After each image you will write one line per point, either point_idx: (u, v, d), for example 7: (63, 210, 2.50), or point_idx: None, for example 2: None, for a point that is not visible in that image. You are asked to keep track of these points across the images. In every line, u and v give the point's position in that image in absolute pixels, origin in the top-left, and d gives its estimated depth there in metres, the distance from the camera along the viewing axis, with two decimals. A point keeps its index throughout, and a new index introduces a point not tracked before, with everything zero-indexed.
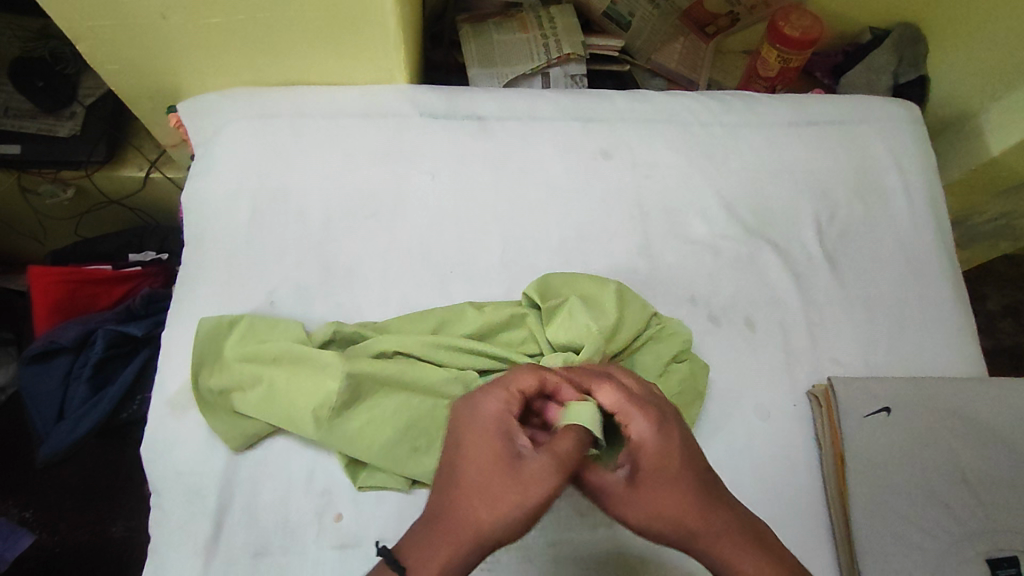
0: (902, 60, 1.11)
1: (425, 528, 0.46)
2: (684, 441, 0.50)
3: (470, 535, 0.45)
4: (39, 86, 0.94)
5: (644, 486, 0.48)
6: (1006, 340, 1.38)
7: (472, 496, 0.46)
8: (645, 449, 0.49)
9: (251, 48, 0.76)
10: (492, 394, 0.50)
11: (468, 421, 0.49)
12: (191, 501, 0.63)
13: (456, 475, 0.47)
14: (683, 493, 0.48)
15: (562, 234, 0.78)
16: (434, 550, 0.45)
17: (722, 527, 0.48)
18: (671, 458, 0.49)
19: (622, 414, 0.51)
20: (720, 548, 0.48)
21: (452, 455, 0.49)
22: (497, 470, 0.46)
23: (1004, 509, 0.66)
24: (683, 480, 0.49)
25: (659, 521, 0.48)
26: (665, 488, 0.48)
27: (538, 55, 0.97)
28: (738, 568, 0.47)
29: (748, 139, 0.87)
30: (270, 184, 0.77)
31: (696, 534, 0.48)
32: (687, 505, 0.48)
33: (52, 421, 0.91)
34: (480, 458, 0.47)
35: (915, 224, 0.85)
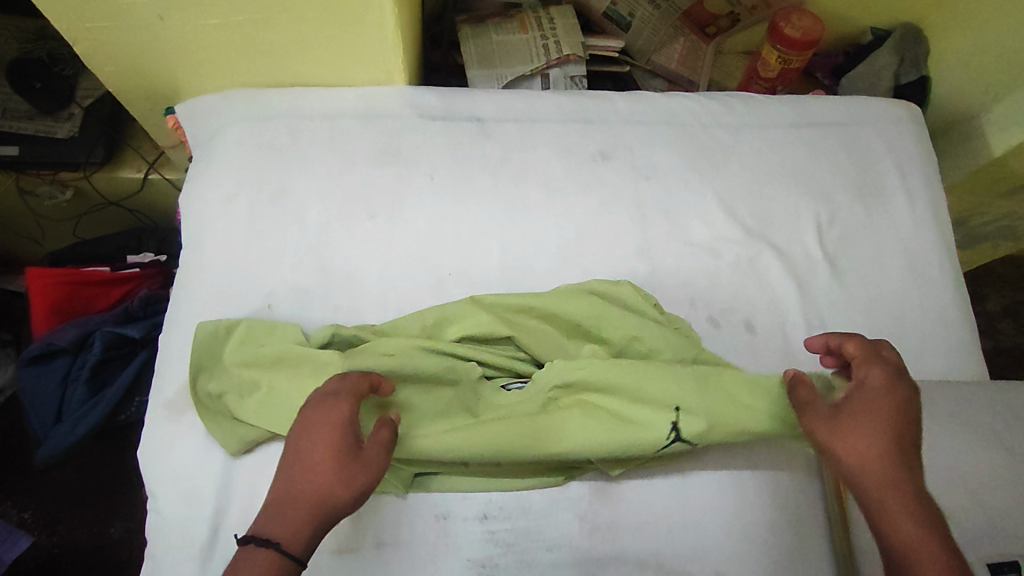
0: (903, 60, 1.09)
1: (276, 510, 0.50)
2: (917, 402, 0.57)
3: (324, 512, 0.50)
4: (37, 88, 0.93)
5: (851, 418, 0.55)
6: (1006, 341, 1.38)
7: (318, 477, 0.51)
8: (872, 390, 0.57)
9: (249, 50, 0.75)
10: (340, 398, 0.55)
11: (317, 417, 0.54)
12: (189, 504, 0.63)
13: (300, 459, 0.52)
14: (886, 433, 0.54)
15: (562, 236, 0.78)
16: (290, 527, 0.49)
17: (903, 476, 0.52)
18: (899, 410, 0.56)
19: (858, 364, 0.60)
20: (884, 496, 0.51)
21: (296, 447, 0.53)
22: (339, 454, 0.52)
23: (1005, 513, 0.65)
24: (897, 428, 0.54)
25: (851, 452, 0.54)
26: (865, 421, 0.54)
27: (538, 56, 0.97)
28: (896, 517, 0.51)
29: (748, 140, 0.86)
30: (268, 186, 0.76)
31: (871, 471, 0.52)
32: (876, 446, 0.53)
33: (51, 423, 0.91)
34: (325, 447, 0.52)
35: (916, 226, 0.85)
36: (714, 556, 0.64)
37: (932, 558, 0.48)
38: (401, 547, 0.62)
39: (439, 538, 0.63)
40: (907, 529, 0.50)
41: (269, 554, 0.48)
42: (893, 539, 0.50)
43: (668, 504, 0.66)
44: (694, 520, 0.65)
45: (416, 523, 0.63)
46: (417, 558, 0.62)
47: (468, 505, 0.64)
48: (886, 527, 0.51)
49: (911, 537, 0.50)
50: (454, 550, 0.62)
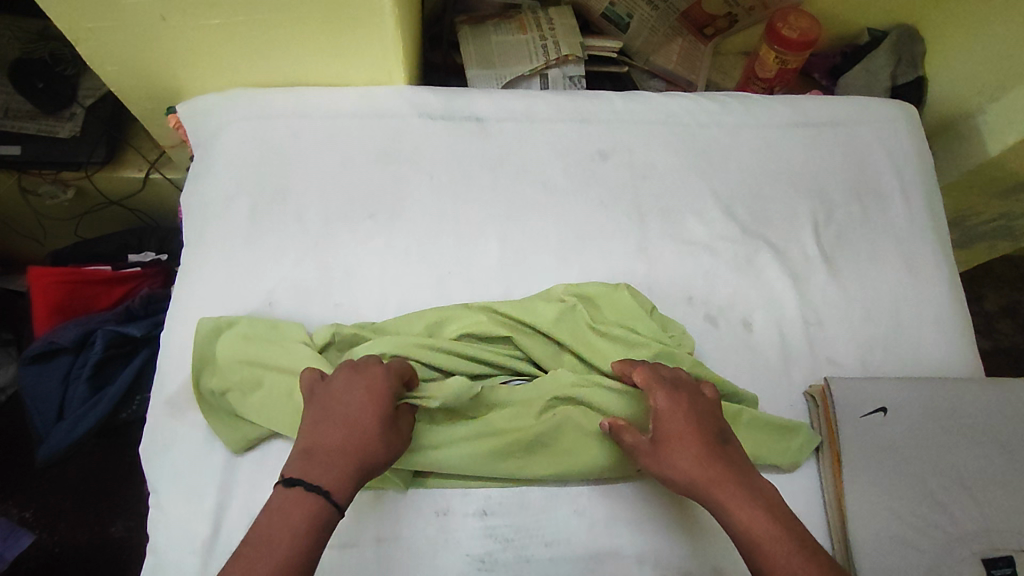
0: (900, 61, 1.11)
1: (323, 460, 0.53)
2: (701, 411, 0.59)
3: (365, 470, 0.54)
4: (39, 88, 0.95)
5: (665, 443, 0.57)
6: (1003, 340, 1.39)
7: (365, 437, 0.55)
8: (663, 415, 0.59)
9: (250, 50, 0.76)
10: (383, 364, 0.60)
11: (363, 381, 0.58)
12: (190, 501, 0.63)
13: (348, 417, 0.55)
14: (700, 447, 0.57)
15: (560, 234, 0.78)
16: (336, 478, 0.52)
17: (725, 476, 0.55)
18: (697, 422, 0.58)
19: (648, 392, 0.61)
20: (719, 499, 0.55)
21: (338, 407, 0.56)
22: (384, 419, 0.56)
23: (999, 509, 0.66)
24: (701, 441, 0.57)
25: (675, 473, 0.56)
26: (680, 441, 0.57)
27: (537, 56, 0.98)
28: (746, 525, 0.53)
29: (746, 140, 0.87)
30: (269, 185, 0.77)
31: (698, 484, 0.55)
32: (697, 465, 0.56)
33: (52, 421, 0.92)
34: (374, 410, 0.56)
35: (912, 224, 0.85)
36: (711, 552, 0.65)
37: (776, 540, 0.52)
38: (401, 543, 0.62)
39: (439, 534, 0.63)
40: (751, 522, 0.53)
41: (320, 501, 0.51)
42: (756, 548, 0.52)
43: (665, 501, 0.66)
44: (691, 517, 0.66)
45: (416, 518, 0.63)
46: (416, 553, 0.62)
47: (467, 501, 0.64)
48: (746, 536, 0.53)
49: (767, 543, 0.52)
50: (453, 546, 0.63)
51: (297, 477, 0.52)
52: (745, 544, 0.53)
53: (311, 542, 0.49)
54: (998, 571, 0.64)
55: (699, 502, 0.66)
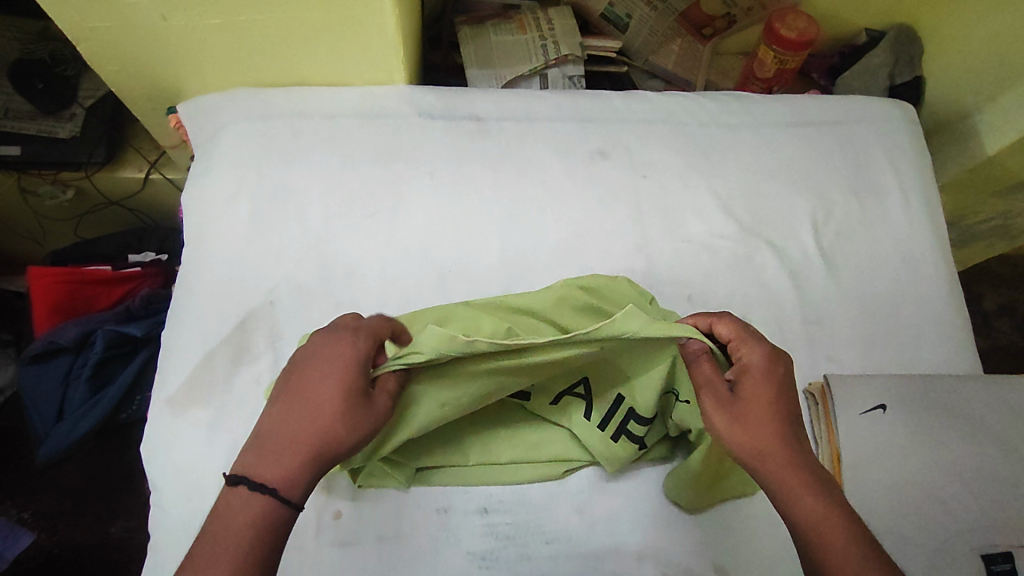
0: (898, 61, 1.12)
1: (273, 449, 0.49)
2: (786, 378, 0.56)
3: (325, 454, 0.50)
4: (39, 88, 0.95)
5: (744, 403, 0.54)
6: (1002, 339, 1.39)
7: (326, 422, 0.50)
8: (751, 373, 0.56)
9: (252, 50, 0.76)
10: (355, 335, 0.54)
11: (326, 356, 0.53)
12: (191, 499, 0.63)
13: (305, 396, 0.51)
14: (778, 417, 0.54)
15: (561, 233, 0.79)
16: (287, 467, 0.49)
17: (795, 455, 0.53)
18: (782, 392, 0.55)
19: (734, 345, 0.58)
20: (783, 478, 0.52)
21: (302, 383, 0.52)
22: (345, 401, 0.51)
23: (999, 506, 0.66)
24: (781, 413, 0.54)
25: (748, 437, 0.53)
26: (759, 406, 0.54)
27: (536, 56, 0.98)
28: (807, 506, 0.50)
29: (745, 139, 0.87)
30: (270, 184, 0.77)
31: (770, 456, 0.52)
32: (772, 434, 0.53)
33: (52, 421, 0.92)
34: (335, 388, 0.51)
35: (911, 223, 0.86)
36: (712, 550, 0.65)
37: (841, 529, 0.49)
38: (402, 541, 0.62)
39: (440, 532, 0.63)
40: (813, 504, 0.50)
41: (262, 497, 0.47)
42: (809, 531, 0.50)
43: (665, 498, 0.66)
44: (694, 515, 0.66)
45: (417, 516, 0.63)
46: (417, 550, 0.62)
47: (468, 499, 0.65)
48: (801, 518, 0.50)
49: (826, 529, 0.49)
50: (454, 544, 0.63)
51: (242, 467, 0.49)
52: (801, 526, 0.50)
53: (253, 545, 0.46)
54: (997, 567, 0.64)
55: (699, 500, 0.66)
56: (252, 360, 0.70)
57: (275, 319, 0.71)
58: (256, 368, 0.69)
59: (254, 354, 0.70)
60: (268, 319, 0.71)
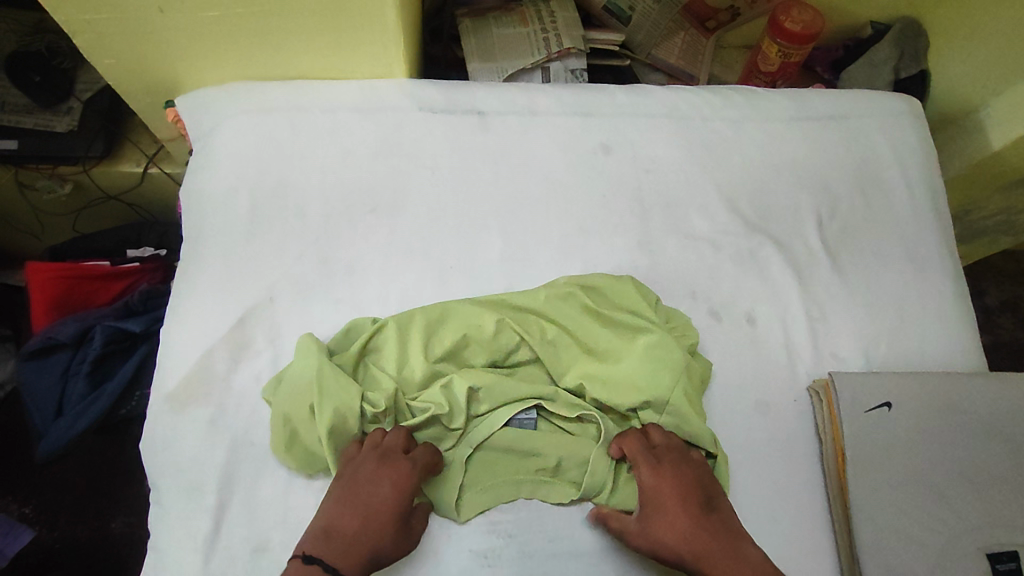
0: (903, 55, 1.09)
1: (341, 549, 0.55)
2: (695, 475, 0.62)
3: (375, 564, 0.56)
4: (37, 80, 0.93)
5: (652, 509, 0.60)
6: (1004, 335, 1.39)
7: (387, 532, 0.57)
8: (659, 478, 0.62)
9: (251, 42, 0.75)
10: (412, 464, 0.60)
11: (387, 477, 0.59)
12: (191, 497, 0.63)
13: (369, 508, 0.57)
14: (688, 515, 0.59)
15: (563, 228, 0.78)
16: (350, 570, 0.54)
17: (708, 539, 0.58)
18: (690, 489, 0.61)
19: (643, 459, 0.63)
20: (706, 555, 0.57)
21: (367, 492, 0.58)
22: (401, 516, 0.58)
23: (1002, 503, 0.66)
24: (690, 507, 0.60)
25: (662, 536, 0.59)
26: (666, 506, 0.60)
27: (538, 49, 0.97)
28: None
29: (750, 134, 0.86)
30: (269, 179, 0.76)
31: (681, 543, 0.58)
32: (685, 526, 0.59)
33: (51, 418, 0.91)
34: (391, 507, 0.58)
35: (916, 218, 0.85)
36: None
37: None
38: None
39: (441, 531, 0.63)
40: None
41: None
42: None
43: None
44: None
45: None
46: (418, 549, 0.62)
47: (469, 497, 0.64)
48: None
49: None
50: (456, 542, 0.62)
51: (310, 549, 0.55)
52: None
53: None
54: (1001, 566, 0.64)
55: None
56: (253, 357, 0.69)
57: (276, 316, 0.71)
58: (256, 364, 0.69)
59: (254, 351, 0.69)
60: (267, 316, 0.71)
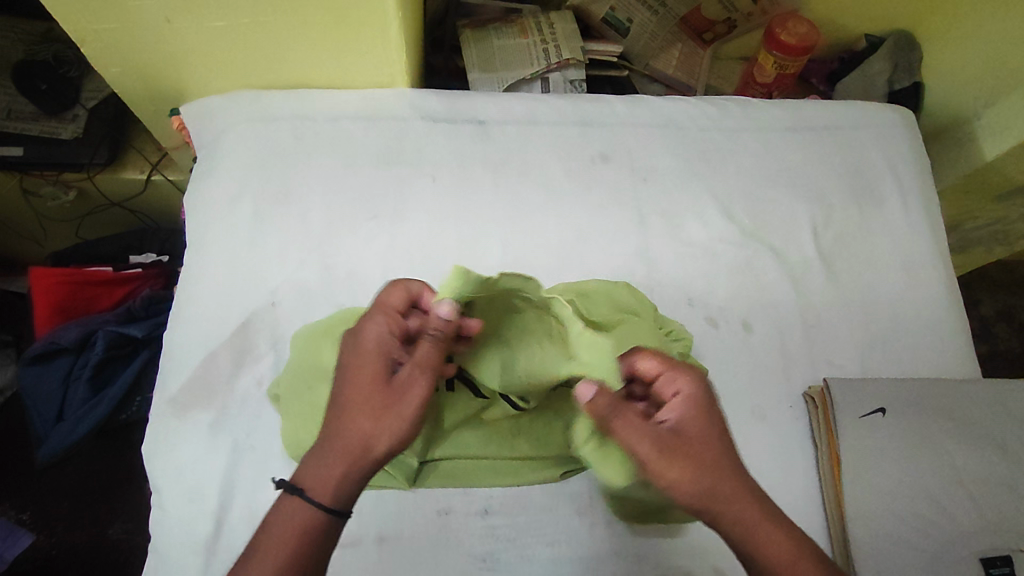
0: (897, 66, 1.12)
1: (323, 454, 0.50)
2: (719, 420, 0.53)
3: (368, 453, 0.50)
4: (43, 88, 0.95)
5: (686, 445, 0.50)
6: (1001, 345, 1.40)
7: (366, 416, 0.50)
8: (687, 413, 0.52)
9: (255, 51, 0.76)
10: (374, 322, 0.54)
11: (355, 348, 0.53)
12: (192, 500, 0.64)
13: (343, 392, 0.52)
14: (722, 452, 0.51)
15: (562, 236, 0.79)
16: (337, 474, 0.49)
17: (740, 490, 0.51)
18: (716, 420, 0.52)
19: (667, 379, 0.53)
20: (741, 515, 0.50)
21: (343, 376, 0.53)
22: (379, 387, 0.51)
23: (996, 507, 0.67)
24: (722, 450, 0.51)
25: (696, 482, 0.49)
26: (701, 444, 0.51)
27: (538, 59, 0.98)
28: (759, 535, 0.50)
29: (746, 144, 0.88)
30: (272, 186, 0.77)
31: (716, 493, 0.50)
32: (720, 474, 0.50)
33: (52, 423, 0.92)
34: (365, 382, 0.51)
35: (910, 227, 0.86)
36: (712, 553, 0.65)
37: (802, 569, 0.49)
38: (403, 542, 0.63)
39: (440, 534, 0.63)
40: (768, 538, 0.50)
41: (307, 510, 0.48)
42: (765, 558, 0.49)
43: None
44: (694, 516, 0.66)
45: (417, 516, 0.64)
46: (417, 552, 0.63)
47: (468, 500, 0.65)
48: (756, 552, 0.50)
49: (781, 548, 0.49)
50: (454, 545, 0.63)
51: (297, 474, 0.50)
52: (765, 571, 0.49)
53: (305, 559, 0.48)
54: (996, 571, 0.64)
55: None
56: (255, 361, 0.70)
57: (278, 320, 0.72)
58: (258, 368, 0.70)
59: (256, 355, 0.70)
60: (269, 321, 0.71)
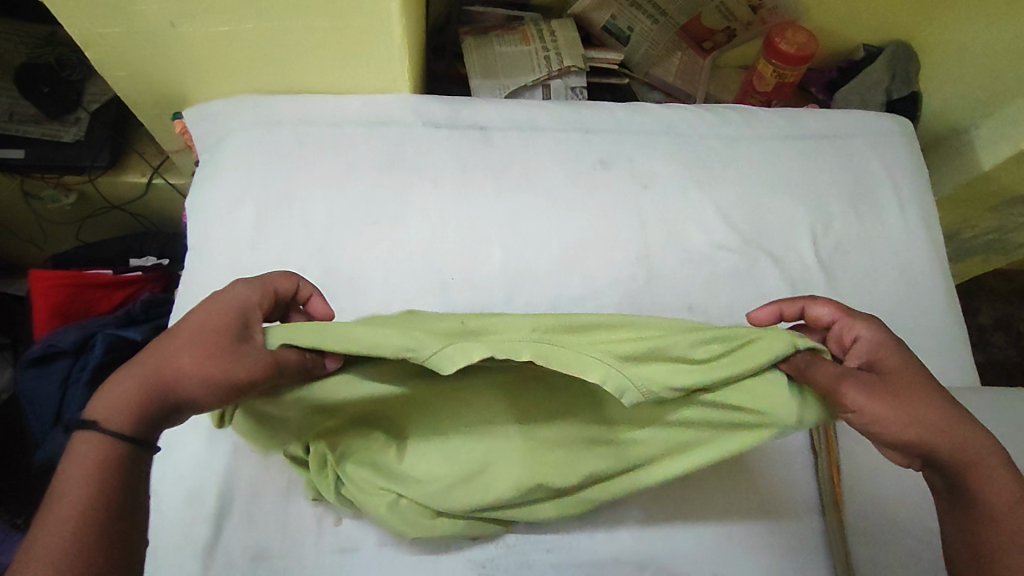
0: (896, 76, 1.12)
1: (153, 371, 0.48)
2: (909, 356, 0.54)
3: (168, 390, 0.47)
4: (45, 92, 0.96)
5: (886, 378, 0.51)
6: (998, 353, 1.40)
7: (187, 351, 0.48)
8: (869, 345, 0.56)
9: (259, 57, 0.77)
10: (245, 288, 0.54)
11: (211, 305, 0.52)
12: (190, 503, 0.63)
13: (173, 330, 0.50)
14: (922, 383, 0.51)
15: (563, 240, 0.79)
16: (129, 397, 0.47)
17: (953, 418, 0.49)
18: (896, 355, 0.53)
19: (847, 326, 0.58)
20: (975, 455, 0.48)
21: (198, 316, 0.51)
22: (218, 344, 0.48)
23: None
24: (927, 383, 0.51)
25: (911, 423, 0.49)
26: (902, 373, 0.51)
27: (540, 67, 0.99)
28: (982, 472, 0.48)
29: (746, 151, 0.88)
30: (274, 190, 0.77)
31: (947, 444, 0.49)
32: (930, 407, 0.49)
33: (50, 426, 0.91)
34: (205, 327, 0.49)
35: (910, 236, 0.87)
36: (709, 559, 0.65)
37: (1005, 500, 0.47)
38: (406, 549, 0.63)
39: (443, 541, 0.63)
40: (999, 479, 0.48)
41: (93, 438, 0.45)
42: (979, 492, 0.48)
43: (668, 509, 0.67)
44: (693, 522, 0.66)
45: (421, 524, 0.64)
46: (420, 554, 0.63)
47: None
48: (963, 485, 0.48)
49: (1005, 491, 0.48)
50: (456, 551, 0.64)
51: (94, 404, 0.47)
52: (989, 516, 0.48)
53: (110, 513, 0.44)
54: None
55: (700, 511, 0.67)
56: None
57: None
58: None
59: None
60: None
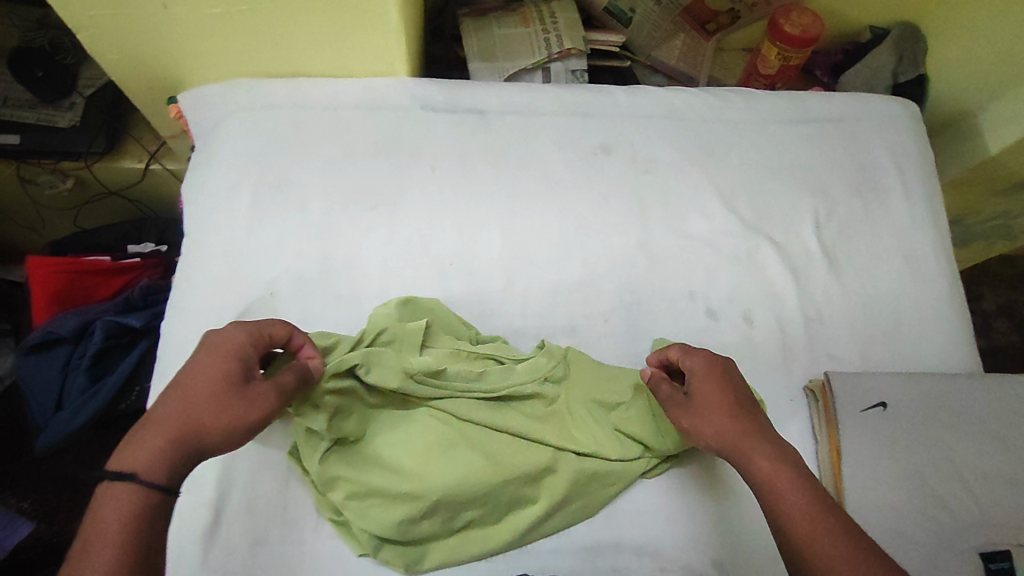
0: (902, 59, 1.11)
1: (179, 429, 0.51)
2: (732, 378, 0.62)
3: (192, 443, 0.51)
4: (38, 75, 0.94)
5: (693, 406, 0.61)
6: (1001, 339, 1.39)
7: (207, 406, 0.52)
8: (697, 374, 0.62)
9: (254, 39, 0.76)
10: (236, 330, 0.56)
11: (207, 351, 0.55)
12: (189, 490, 0.62)
13: (180, 382, 0.53)
14: (723, 406, 0.60)
15: (562, 225, 0.78)
16: (155, 451, 0.49)
17: (738, 437, 0.57)
18: (719, 380, 0.62)
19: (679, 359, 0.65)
20: (761, 466, 0.55)
21: (198, 366, 0.54)
22: (234, 397, 0.53)
23: (1000, 504, 0.65)
24: (732, 407, 0.59)
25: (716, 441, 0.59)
26: (711, 404, 0.60)
27: (540, 49, 0.98)
28: (775, 483, 0.54)
29: (749, 135, 0.87)
30: (271, 174, 0.77)
31: (740, 461, 0.57)
32: (720, 427, 0.59)
33: (50, 412, 0.90)
34: (219, 379, 0.53)
35: (914, 220, 0.86)
36: (709, 545, 0.65)
37: (794, 497, 0.52)
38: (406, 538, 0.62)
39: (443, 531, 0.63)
40: (788, 490, 0.53)
41: (131, 486, 0.46)
42: (775, 500, 0.53)
43: (667, 496, 0.67)
44: (691, 509, 0.66)
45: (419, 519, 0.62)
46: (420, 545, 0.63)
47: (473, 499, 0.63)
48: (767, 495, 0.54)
49: (791, 497, 0.52)
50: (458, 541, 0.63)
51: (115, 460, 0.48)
52: (772, 514, 0.53)
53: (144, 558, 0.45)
54: (994, 564, 0.63)
55: (701, 498, 0.67)
56: None
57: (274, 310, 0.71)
58: None
59: None
60: (267, 311, 0.71)
